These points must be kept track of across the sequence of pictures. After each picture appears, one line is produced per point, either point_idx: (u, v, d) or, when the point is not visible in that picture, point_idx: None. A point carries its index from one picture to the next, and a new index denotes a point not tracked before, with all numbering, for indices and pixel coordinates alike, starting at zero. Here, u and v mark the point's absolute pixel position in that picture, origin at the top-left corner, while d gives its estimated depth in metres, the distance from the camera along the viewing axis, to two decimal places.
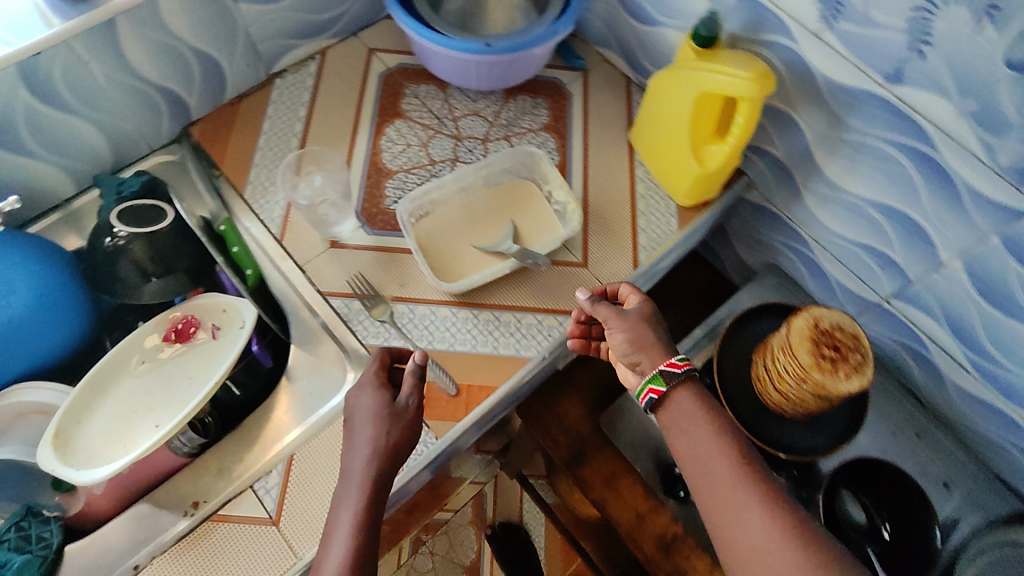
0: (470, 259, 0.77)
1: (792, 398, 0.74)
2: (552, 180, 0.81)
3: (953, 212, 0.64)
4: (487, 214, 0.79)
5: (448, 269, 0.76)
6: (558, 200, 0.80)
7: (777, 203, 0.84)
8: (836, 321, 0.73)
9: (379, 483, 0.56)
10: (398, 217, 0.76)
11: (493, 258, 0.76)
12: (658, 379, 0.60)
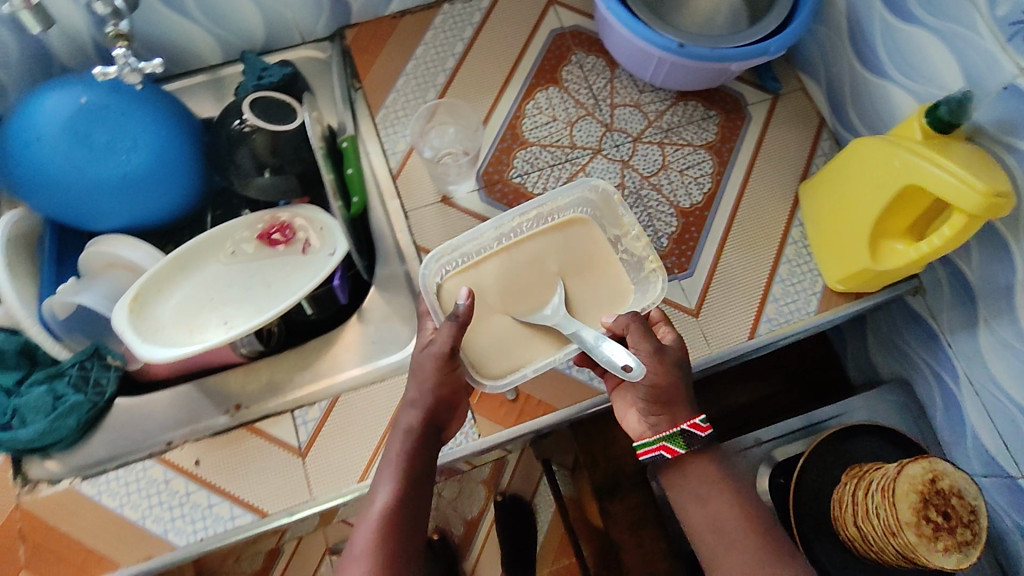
0: (501, 342, 0.62)
1: (870, 542, 0.65)
2: (623, 226, 0.67)
3: None
4: (525, 262, 0.65)
5: (472, 357, 0.61)
6: (627, 252, 0.66)
7: (941, 321, 0.72)
8: (958, 485, 0.63)
9: (415, 456, 0.54)
10: (420, 289, 0.63)
11: (533, 330, 0.62)
12: (675, 438, 0.56)
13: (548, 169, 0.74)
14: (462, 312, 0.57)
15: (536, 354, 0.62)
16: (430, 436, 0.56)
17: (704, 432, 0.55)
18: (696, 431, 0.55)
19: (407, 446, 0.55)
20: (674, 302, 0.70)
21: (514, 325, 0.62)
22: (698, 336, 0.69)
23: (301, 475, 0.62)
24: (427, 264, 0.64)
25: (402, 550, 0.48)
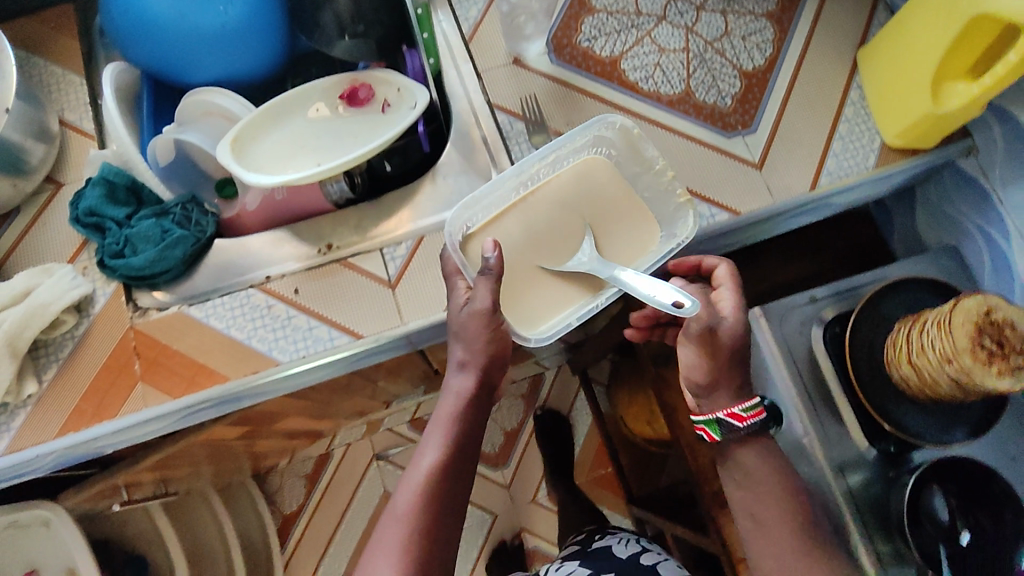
0: (537, 297, 0.64)
1: (924, 376, 0.67)
2: (647, 158, 0.68)
3: None
4: (545, 206, 0.66)
5: (517, 315, 0.63)
6: (653, 187, 0.68)
7: (993, 178, 0.75)
8: (1013, 317, 0.63)
9: (465, 422, 0.58)
10: (450, 248, 0.63)
11: (564, 276, 0.64)
12: (712, 424, 0.60)
13: (615, 34, 0.78)
14: (494, 263, 0.58)
15: (572, 300, 0.64)
16: (480, 397, 0.59)
17: (740, 424, 0.59)
18: (732, 422, 0.59)
19: (458, 408, 0.58)
20: (738, 156, 0.73)
21: (545, 272, 0.64)
22: (762, 188, 0.72)
23: (391, 302, 0.66)
24: (451, 222, 0.64)
25: (442, 511, 0.54)
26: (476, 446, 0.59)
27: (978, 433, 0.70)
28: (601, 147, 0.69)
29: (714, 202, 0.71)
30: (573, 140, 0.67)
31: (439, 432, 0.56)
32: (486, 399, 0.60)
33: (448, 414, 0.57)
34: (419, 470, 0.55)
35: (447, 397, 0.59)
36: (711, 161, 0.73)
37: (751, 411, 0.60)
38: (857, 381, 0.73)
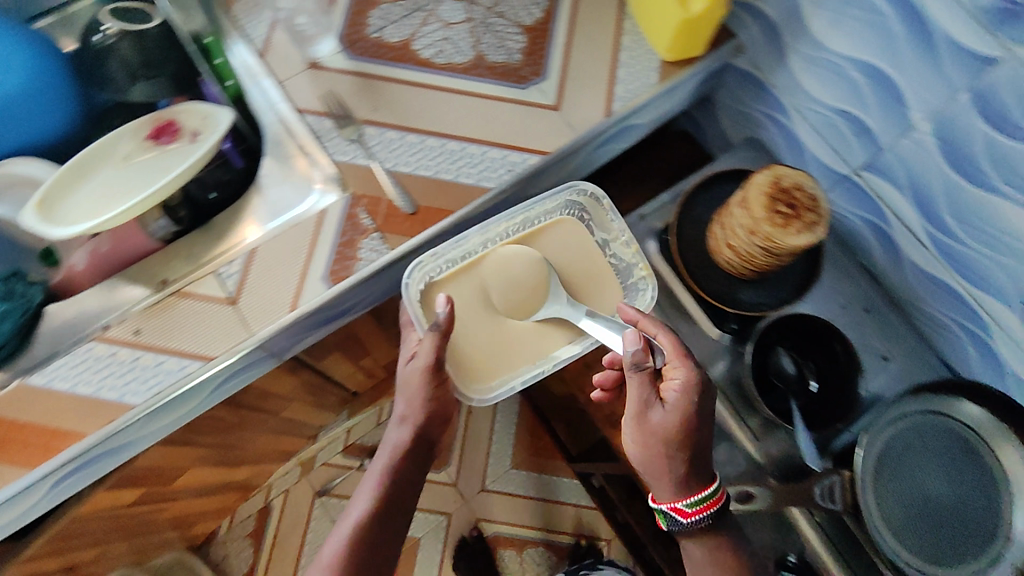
0: (513, 341, 0.79)
1: (742, 254, 0.75)
2: (610, 228, 0.84)
3: (930, 68, 0.64)
4: (514, 262, 0.80)
5: (466, 370, 0.78)
6: (617, 254, 0.84)
7: (763, 69, 0.83)
8: (798, 181, 0.73)
9: (390, 479, 0.75)
10: (405, 299, 0.76)
11: (512, 330, 0.80)
12: (664, 514, 0.74)
13: (401, 20, 0.81)
14: (444, 321, 0.72)
15: (524, 359, 0.79)
16: (414, 453, 0.78)
17: (686, 518, 0.71)
18: (679, 516, 0.72)
19: (389, 463, 0.76)
20: (536, 103, 0.78)
21: (505, 327, 0.79)
22: (562, 125, 0.77)
23: (235, 318, 0.67)
24: (410, 274, 0.76)
25: (362, 554, 0.70)
26: (401, 502, 0.75)
27: (803, 290, 0.78)
28: (581, 211, 0.84)
29: (524, 149, 0.76)
30: (551, 202, 0.82)
31: (372, 484, 0.75)
32: (424, 451, 0.79)
33: (385, 465, 0.77)
34: (362, 502, 0.74)
35: (386, 452, 0.78)
36: (513, 113, 0.77)
37: (697, 507, 0.70)
38: (692, 275, 0.80)
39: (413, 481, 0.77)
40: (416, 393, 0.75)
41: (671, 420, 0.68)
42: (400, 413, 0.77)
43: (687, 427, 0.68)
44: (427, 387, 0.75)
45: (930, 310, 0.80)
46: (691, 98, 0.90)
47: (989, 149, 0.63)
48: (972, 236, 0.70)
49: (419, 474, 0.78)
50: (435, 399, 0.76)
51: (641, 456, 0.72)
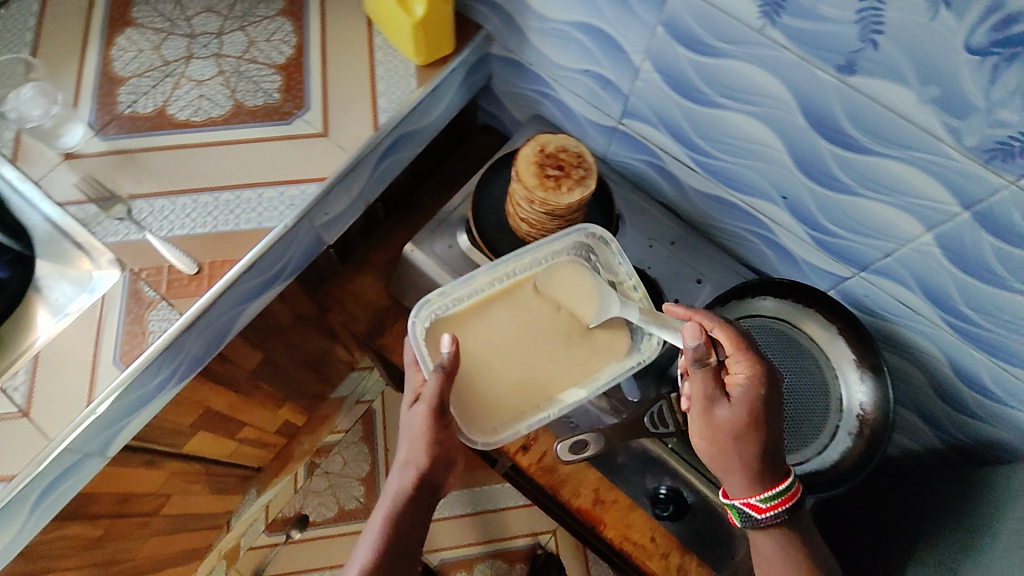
0: (505, 383, 0.75)
1: (533, 224, 0.79)
2: (618, 271, 0.81)
3: (628, 14, 0.69)
4: (523, 301, 0.77)
5: (466, 407, 0.74)
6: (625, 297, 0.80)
7: (516, 50, 0.89)
8: (561, 144, 0.78)
9: (396, 524, 0.68)
10: (412, 342, 0.73)
11: (565, 372, 0.76)
12: (736, 510, 0.66)
13: (152, 90, 0.80)
14: (448, 361, 0.68)
15: (527, 408, 0.75)
16: (418, 497, 0.70)
17: (759, 514, 0.64)
18: (751, 511, 0.65)
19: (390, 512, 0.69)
20: (302, 134, 0.79)
21: (506, 375, 0.75)
22: (334, 149, 0.79)
23: (31, 429, 0.66)
24: (416, 311, 0.75)
25: None
26: (410, 549, 0.69)
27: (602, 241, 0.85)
28: (585, 252, 0.81)
29: (300, 181, 0.77)
30: (558, 244, 0.79)
31: (375, 533, 0.68)
32: (427, 499, 0.71)
33: (389, 508, 0.70)
34: (366, 549, 0.67)
35: (387, 498, 0.71)
36: (280, 150, 0.78)
37: (770, 502, 0.63)
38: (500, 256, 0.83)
39: (418, 531, 0.70)
40: (416, 435, 0.69)
41: (738, 415, 0.62)
42: (402, 456, 0.71)
43: (756, 425, 0.62)
44: (428, 428, 0.69)
45: (723, 224, 0.88)
46: (465, 92, 0.94)
47: (698, 72, 0.69)
48: (722, 150, 0.77)
49: (421, 525, 0.71)
50: (439, 443, 0.70)
51: (713, 451, 0.65)
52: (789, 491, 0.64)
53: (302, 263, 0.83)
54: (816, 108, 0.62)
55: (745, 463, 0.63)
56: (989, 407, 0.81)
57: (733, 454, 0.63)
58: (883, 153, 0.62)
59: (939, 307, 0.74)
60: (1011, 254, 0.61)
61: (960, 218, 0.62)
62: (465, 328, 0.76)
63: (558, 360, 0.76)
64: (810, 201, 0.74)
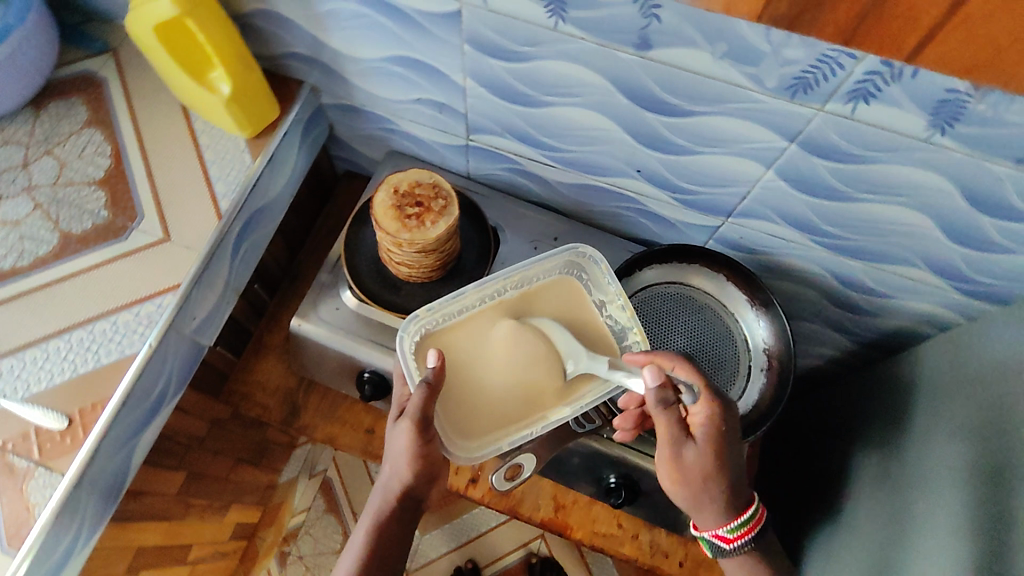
0: (495, 407, 0.69)
1: (410, 264, 0.78)
2: (609, 290, 0.76)
3: (433, 39, 0.69)
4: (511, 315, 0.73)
5: (454, 427, 0.68)
6: (613, 317, 0.75)
7: (345, 95, 0.86)
8: (414, 179, 0.76)
9: (381, 531, 0.67)
10: (399, 353, 0.68)
11: (554, 388, 0.70)
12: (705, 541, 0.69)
13: None
14: (432, 376, 0.64)
15: (515, 424, 0.69)
16: (402, 510, 0.68)
17: (729, 544, 0.67)
18: (721, 543, 0.68)
19: (375, 520, 0.67)
20: (143, 244, 0.76)
21: (502, 391, 0.69)
22: (182, 250, 0.76)
23: None
24: (405, 327, 0.70)
25: None
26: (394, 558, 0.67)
27: (486, 259, 0.85)
28: (575, 272, 0.76)
29: (153, 295, 0.73)
30: (550, 262, 0.75)
31: (362, 538, 0.67)
32: (413, 509, 0.69)
33: (373, 516, 0.68)
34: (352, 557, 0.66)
35: (373, 505, 0.69)
36: (125, 268, 0.74)
37: (736, 533, 0.67)
38: (389, 304, 0.81)
39: (400, 545, 0.68)
40: (401, 455, 0.64)
41: (703, 457, 0.63)
42: (386, 470, 0.67)
43: (718, 462, 0.63)
44: (414, 449, 0.64)
45: (598, 206, 0.89)
46: (309, 148, 0.91)
47: (516, 77, 0.69)
48: (568, 142, 0.77)
49: (404, 539, 0.69)
50: (427, 461, 0.65)
51: (680, 487, 0.65)
52: (756, 517, 0.67)
53: (189, 373, 0.79)
54: (630, 85, 0.64)
55: (710, 496, 0.64)
56: (878, 304, 0.86)
57: (699, 491, 0.64)
58: (704, 111, 0.64)
59: (804, 231, 0.77)
60: (842, 170, 0.65)
61: (788, 151, 0.65)
62: (454, 341, 0.71)
63: (552, 376, 0.70)
64: (661, 167, 0.76)
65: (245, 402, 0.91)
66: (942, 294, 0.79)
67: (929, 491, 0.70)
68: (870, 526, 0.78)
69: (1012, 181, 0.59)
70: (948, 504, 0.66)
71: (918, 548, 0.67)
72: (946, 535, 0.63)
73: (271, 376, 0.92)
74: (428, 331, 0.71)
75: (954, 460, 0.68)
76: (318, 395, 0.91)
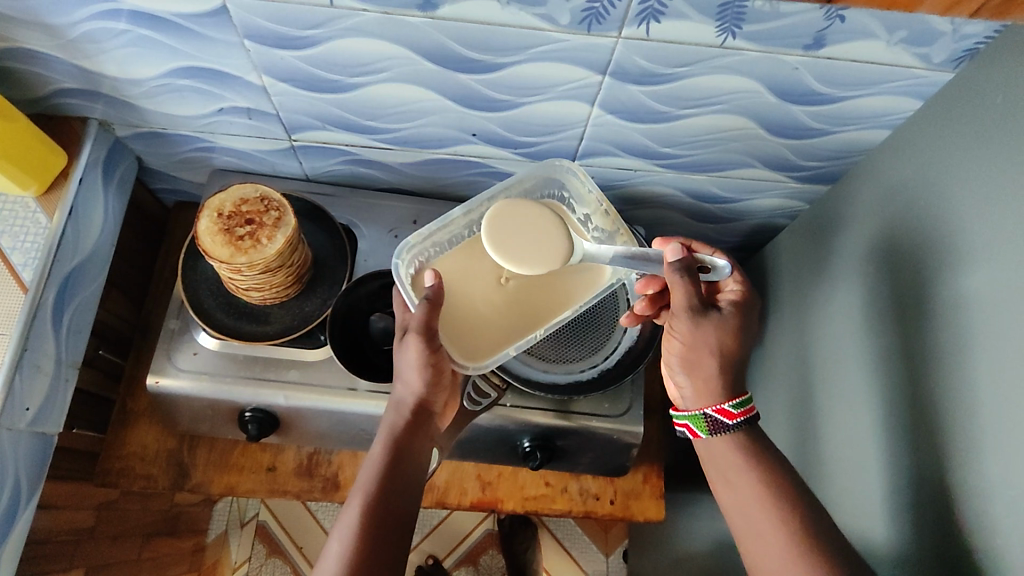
0: (495, 324, 0.67)
1: (261, 286, 0.72)
2: (590, 201, 0.74)
3: (210, 43, 0.63)
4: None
5: (462, 346, 0.66)
6: (597, 226, 0.73)
7: (140, 123, 0.77)
8: (238, 196, 0.70)
9: (397, 449, 0.62)
10: (397, 282, 0.67)
11: (553, 296, 0.69)
12: (700, 422, 0.64)
13: None
14: (432, 290, 0.62)
15: (522, 334, 0.67)
16: (417, 420, 0.65)
17: (731, 421, 0.64)
18: (722, 420, 0.64)
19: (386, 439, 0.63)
20: None
21: (500, 308, 0.67)
22: None
23: None
24: (398, 257, 0.68)
25: (375, 542, 0.56)
26: (412, 481, 0.62)
27: (345, 261, 0.81)
28: (553, 189, 0.74)
29: None
30: (527, 180, 0.72)
31: (375, 457, 0.61)
32: (426, 426, 0.66)
33: (387, 431, 0.63)
34: (372, 469, 0.60)
35: (383, 425, 0.64)
36: None
37: (741, 409, 0.63)
38: (252, 334, 0.76)
39: (422, 457, 0.64)
40: (412, 366, 0.63)
41: (722, 329, 0.65)
42: (397, 385, 0.65)
43: (734, 337, 0.65)
44: (424, 359, 0.62)
45: (448, 178, 0.86)
46: (118, 190, 0.81)
47: (314, 64, 0.64)
48: (394, 120, 0.73)
49: (422, 453, 0.64)
50: (438, 369, 0.64)
51: (688, 360, 0.66)
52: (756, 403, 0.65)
53: (34, 468, 0.70)
54: (432, 49, 0.61)
55: (720, 371, 0.64)
56: (733, 209, 0.90)
57: (709, 363, 0.64)
58: (512, 61, 0.62)
59: (647, 157, 0.78)
60: (658, 92, 0.66)
61: (605, 83, 0.65)
62: (447, 267, 0.68)
63: (550, 285, 0.69)
64: (494, 126, 0.74)
65: (124, 479, 0.82)
66: (783, 185, 0.83)
67: (826, 376, 0.75)
68: (786, 426, 0.84)
69: (806, 68, 0.61)
70: (844, 386, 0.72)
71: (838, 433, 0.72)
72: (858, 415, 0.69)
73: (147, 443, 0.84)
74: (420, 263, 0.69)
75: (841, 339, 0.73)
76: (205, 448, 0.85)
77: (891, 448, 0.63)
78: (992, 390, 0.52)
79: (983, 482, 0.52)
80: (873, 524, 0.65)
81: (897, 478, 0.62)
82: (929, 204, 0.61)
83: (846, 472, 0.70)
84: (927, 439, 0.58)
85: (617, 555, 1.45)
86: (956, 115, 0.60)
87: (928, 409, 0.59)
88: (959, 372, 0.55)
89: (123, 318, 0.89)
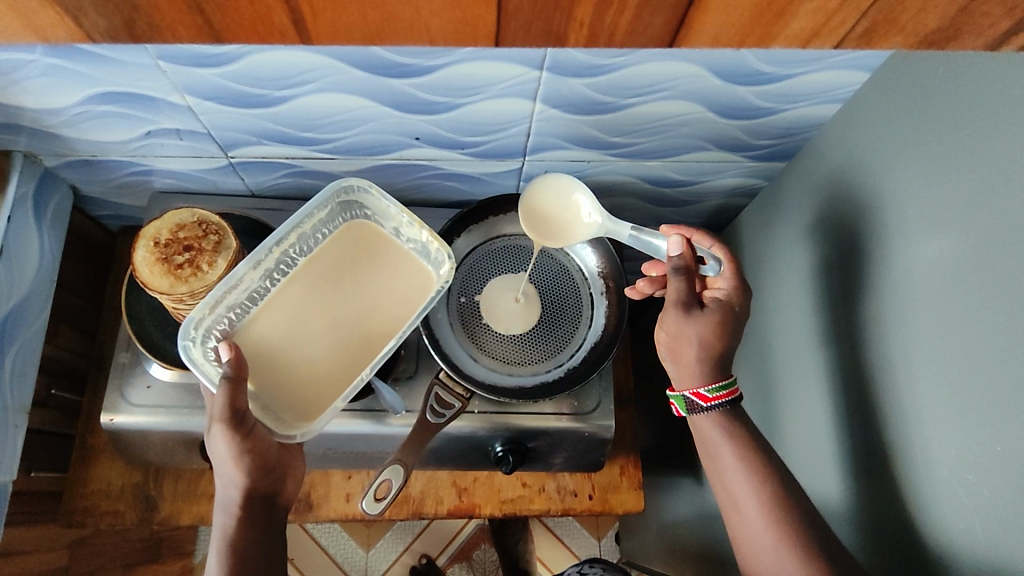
0: (327, 369, 0.67)
1: None
2: (390, 214, 0.74)
3: (126, 67, 0.59)
4: (303, 285, 0.71)
5: (297, 404, 0.66)
6: (409, 236, 0.73)
7: (68, 151, 0.74)
8: (174, 223, 0.67)
9: (240, 544, 0.58)
10: (193, 366, 0.63)
11: (378, 322, 0.70)
12: (681, 400, 0.66)
13: None
14: (229, 367, 0.59)
15: (354, 369, 0.68)
16: (252, 513, 0.60)
17: (706, 404, 0.64)
18: (698, 403, 0.65)
19: (230, 534, 0.58)
20: None
21: (328, 354, 0.68)
22: None
23: None
24: (187, 339, 0.64)
25: None
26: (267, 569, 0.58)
27: None
28: (355, 210, 0.74)
29: None
30: (320, 213, 0.72)
31: (215, 556, 0.57)
32: (266, 509, 0.61)
33: (221, 537, 0.58)
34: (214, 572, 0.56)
35: (219, 520, 0.60)
36: None
37: (717, 393, 0.64)
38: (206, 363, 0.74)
39: (269, 543, 0.60)
40: (225, 459, 0.59)
41: (707, 323, 0.65)
42: (219, 482, 0.60)
43: (719, 333, 0.65)
44: (235, 447, 0.58)
45: (398, 183, 0.84)
46: (54, 222, 0.78)
47: (237, 80, 0.61)
48: (331, 130, 0.71)
49: (270, 537, 0.61)
50: (255, 453, 0.60)
51: (672, 348, 0.67)
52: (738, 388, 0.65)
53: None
54: (357, 56, 0.58)
55: (703, 360, 0.65)
56: (692, 192, 0.88)
57: (689, 352, 0.65)
58: (443, 63, 0.59)
59: (598, 148, 0.76)
60: (599, 83, 0.64)
61: (544, 78, 0.63)
62: (253, 328, 0.68)
63: (370, 314, 0.70)
64: (436, 128, 0.71)
65: (91, 518, 0.80)
66: (739, 165, 0.81)
67: (789, 357, 0.75)
68: (755, 407, 0.83)
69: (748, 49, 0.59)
70: (806, 365, 0.71)
71: (803, 413, 0.72)
72: (821, 395, 0.68)
73: (111, 480, 0.81)
74: (220, 333, 0.67)
75: (800, 319, 0.72)
76: (171, 479, 0.83)
77: (855, 430, 0.63)
78: (946, 368, 0.51)
79: (940, 462, 0.52)
80: (839, 502, 0.65)
81: (861, 460, 0.62)
82: (879, 180, 0.60)
83: (812, 452, 0.70)
84: (889, 419, 0.58)
85: (608, 537, 1.46)
86: (904, 86, 0.58)
87: (889, 390, 0.58)
88: (913, 352, 0.54)
89: (76, 353, 0.87)
